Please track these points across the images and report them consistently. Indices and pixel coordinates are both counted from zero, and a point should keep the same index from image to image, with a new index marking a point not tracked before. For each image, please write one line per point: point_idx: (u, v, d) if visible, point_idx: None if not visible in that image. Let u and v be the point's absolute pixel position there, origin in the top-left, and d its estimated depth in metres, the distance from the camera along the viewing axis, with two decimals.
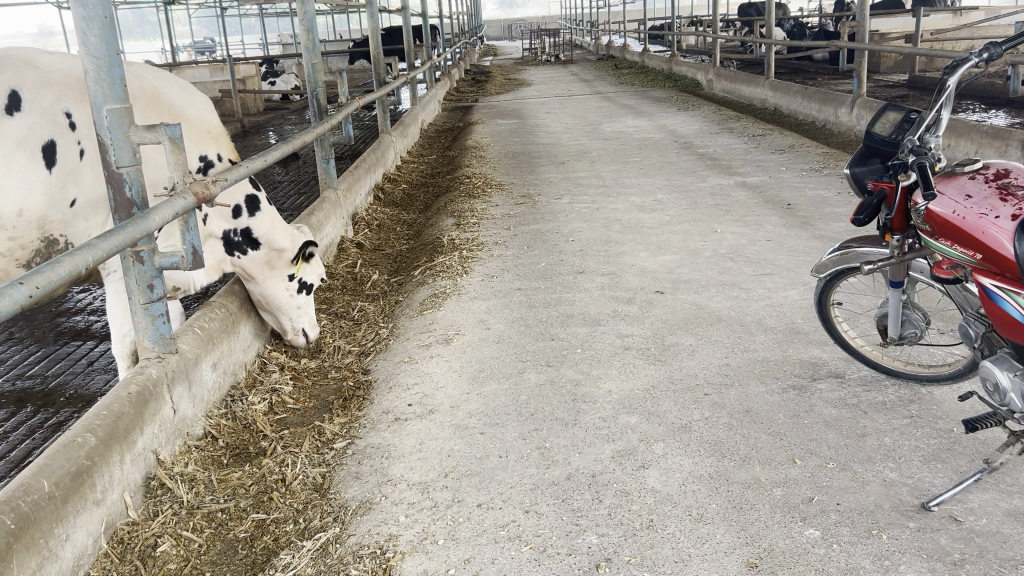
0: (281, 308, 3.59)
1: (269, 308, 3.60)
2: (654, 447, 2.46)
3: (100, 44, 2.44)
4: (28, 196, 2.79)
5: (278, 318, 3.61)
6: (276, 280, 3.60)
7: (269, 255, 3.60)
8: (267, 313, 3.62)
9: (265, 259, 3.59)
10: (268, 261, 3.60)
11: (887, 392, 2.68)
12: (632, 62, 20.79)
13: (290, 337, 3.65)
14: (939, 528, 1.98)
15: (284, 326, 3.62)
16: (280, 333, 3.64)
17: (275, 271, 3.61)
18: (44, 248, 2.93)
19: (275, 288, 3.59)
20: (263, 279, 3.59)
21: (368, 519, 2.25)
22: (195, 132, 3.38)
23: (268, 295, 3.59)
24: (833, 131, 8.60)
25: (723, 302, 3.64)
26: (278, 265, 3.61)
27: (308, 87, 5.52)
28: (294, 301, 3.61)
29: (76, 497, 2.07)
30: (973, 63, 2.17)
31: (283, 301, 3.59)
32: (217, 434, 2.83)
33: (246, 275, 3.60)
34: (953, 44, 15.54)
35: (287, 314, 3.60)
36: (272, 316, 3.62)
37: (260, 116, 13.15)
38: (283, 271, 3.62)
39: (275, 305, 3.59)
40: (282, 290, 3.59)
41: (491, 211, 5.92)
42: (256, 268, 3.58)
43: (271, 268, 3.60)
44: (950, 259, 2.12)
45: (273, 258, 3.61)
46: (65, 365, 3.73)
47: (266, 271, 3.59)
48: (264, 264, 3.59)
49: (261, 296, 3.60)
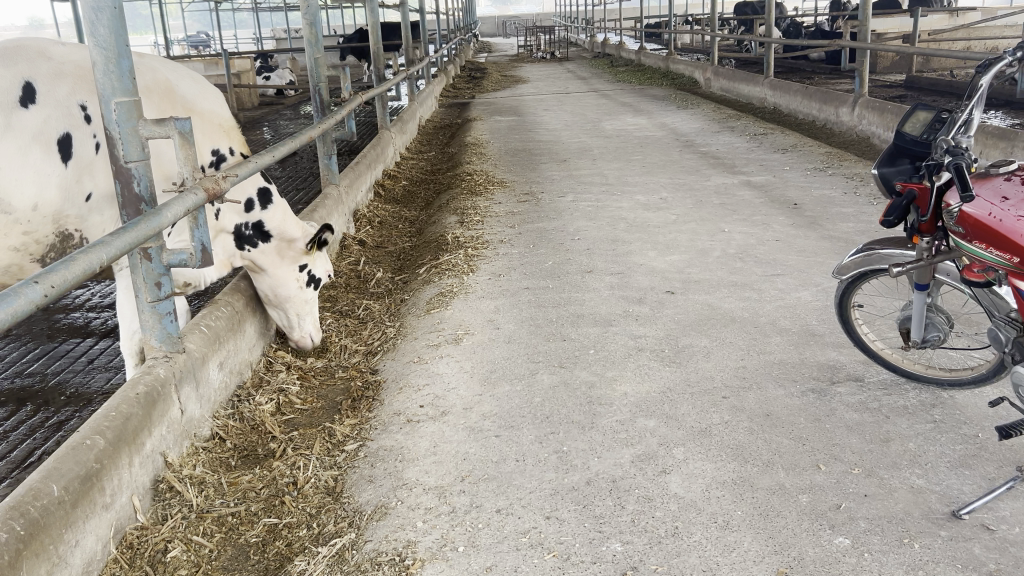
0: (290, 301, 3.55)
1: (276, 302, 3.55)
2: (675, 451, 2.42)
3: (109, 35, 2.37)
4: (43, 190, 2.73)
5: (285, 313, 3.56)
6: (287, 273, 3.55)
7: (279, 247, 3.55)
8: (274, 308, 3.57)
9: (276, 252, 3.54)
10: (279, 254, 3.55)
11: (908, 396, 2.64)
12: (628, 60, 20.75)
13: (295, 335, 3.57)
14: (972, 537, 1.95)
15: (290, 321, 3.56)
16: (285, 330, 3.58)
17: (286, 263, 3.56)
18: (58, 243, 2.86)
19: (285, 281, 3.55)
20: (274, 272, 3.54)
21: (384, 525, 2.20)
22: (208, 125, 3.32)
23: (277, 289, 3.55)
24: (834, 131, 8.57)
25: (735, 303, 3.60)
26: (289, 256, 3.56)
27: (312, 83, 5.42)
28: (303, 294, 3.58)
29: (86, 502, 2.01)
30: (1007, 63, 2.15)
31: (292, 294, 3.55)
32: (225, 436, 2.77)
33: (256, 267, 3.54)
34: (949, 45, 15.52)
35: (296, 308, 3.56)
36: (279, 311, 3.57)
37: (256, 111, 13.01)
38: (294, 263, 3.57)
39: (284, 299, 3.55)
40: (292, 283, 3.56)
41: (495, 209, 5.87)
42: (266, 261, 3.52)
43: (282, 260, 3.55)
44: (983, 261, 2.09)
45: (284, 250, 3.56)
46: (64, 363, 3.65)
47: (276, 264, 3.54)
48: (274, 257, 3.54)
49: (271, 291, 3.55)
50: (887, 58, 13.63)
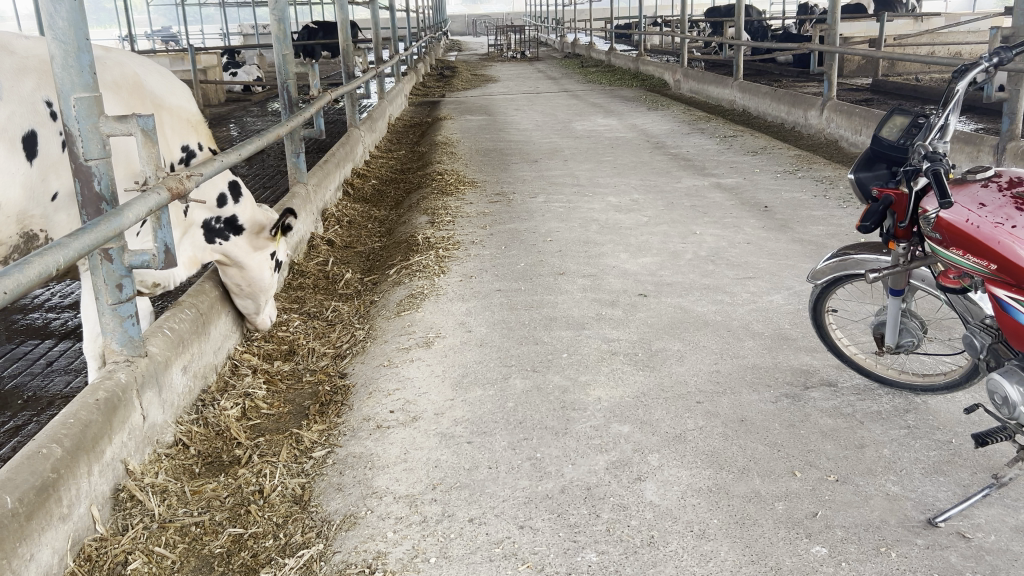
0: (262, 289, 3.60)
1: (248, 290, 3.56)
2: (649, 458, 2.39)
3: (69, 29, 2.28)
4: (8, 189, 2.66)
5: (255, 300, 3.56)
6: (260, 261, 3.66)
7: (250, 237, 3.67)
8: (242, 297, 3.56)
9: (247, 242, 3.65)
10: (250, 243, 3.66)
11: (881, 401, 2.64)
12: (598, 60, 20.75)
13: (255, 320, 3.60)
14: (949, 545, 1.94)
15: (258, 308, 3.58)
16: (249, 318, 3.58)
17: (258, 251, 3.68)
18: (23, 244, 2.80)
19: (258, 269, 3.63)
20: (248, 262, 3.62)
21: (354, 535, 2.14)
22: (176, 121, 3.28)
23: (251, 277, 3.60)
24: (803, 133, 8.63)
25: (708, 306, 3.58)
26: (260, 244, 3.69)
27: (278, 80, 5.26)
28: (274, 280, 3.70)
29: (42, 513, 1.93)
30: (982, 70, 2.17)
31: (266, 281, 3.63)
32: (188, 442, 2.69)
33: (227, 259, 3.60)
34: (911, 49, 15.84)
35: (266, 295, 3.62)
36: (247, 298, 3.56)
37: (221, 107, 12.74)
38: (265, 250, 3.71)
39: (257, 285, 3.59)
40: (266, 270, 3.67)
41: (466, 209, 5.80)
42: (239, 252, 3.61)
43: (254, 249, 3.67)
44: (959, 268, 2.11)
45: (255, 238, 3.68)
46: (21, 366, 3.53)
47: (249, 254, 3.64)
48: (246, 247, 3.64)
49: (243, 280, 3.58)
50: (853, 61, 13.85)
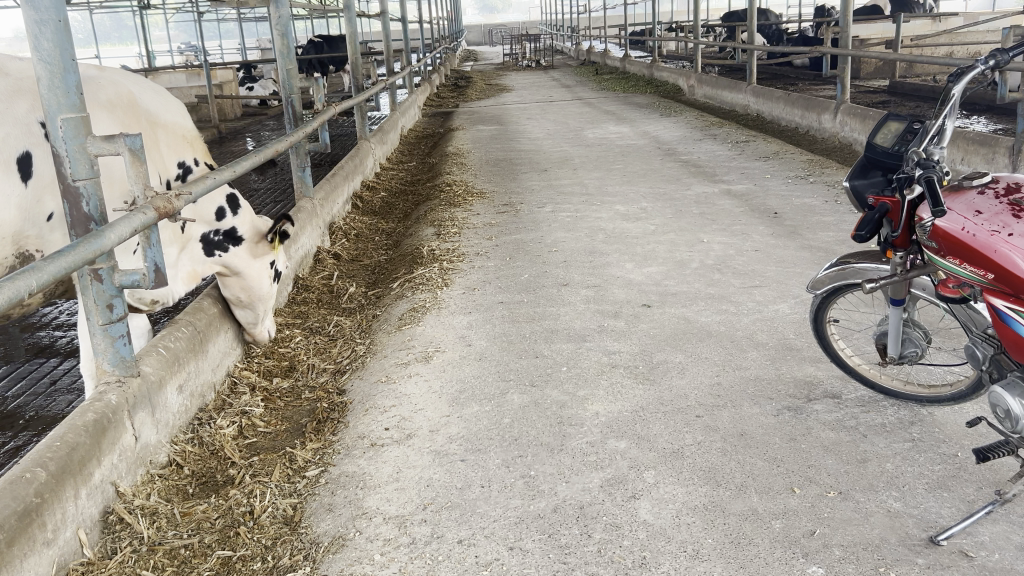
0: (261, 298, 3.62)
1: (249, 301, 3.59)
2: (645, 475, 2.33)
3: (54, 49, 2.28)
4: (3, 211, 2.67)
5: (255, 311, 3.58)
6: (259, 269, 3.67)
7: (249, 246, 3.68)
8: (243, 307, 3.58)
9: (247, 250, 3.66)
10: (250, 252, 3.67)
11: (886, 414, 2.57)
12: (614, 67, 20.67)
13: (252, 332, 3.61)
14: (951, 565, 1.87)
15: (258, 318, 3.59)
16: (247, 328, 3.58)
17: (258, 259, 3.68)
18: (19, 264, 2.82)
19: (257, 278, 3.65)
20: (248, 270, 3.63)
21: (341, 558, 2.10)
22: (172, 137, 3.30)
23: (251, 286, 3.61)
24: (817, 137, 8.52)
25: (712, 317, 3.51)
26: (260, 252, 3.70)
27: (283, 94, 5.26)
28: (272, 289, 3.72)
29: (23, 539, 1.91)
30: (979, 72, 2.07)
31: (265, 290, 3.65)
32: (182, 462, 2.68)
33: (228, 270, 3.61)
34: (931, 49, 15.61)
35: (264, 305, 3.64)
36: (247, 309, 3.58)
37: (238, 122, 12.83)
38: (265, 258, 3.71)
39: (256, 294, 3.61)
40: (266, 279, 3.68)
41: (473, 220, 5.78)
42: (239, 261, 3.62)
43: (253, 257, 3.67)
44: (957, 278, 2.04)
45: (254, 247, 3.69)
46: (26, 384, 3.54)
47: (248, 262, 3.64)
48: (246, 256, 3.65)
49: (244, 290, 3.60)
50: (870, 63, 13.66)
